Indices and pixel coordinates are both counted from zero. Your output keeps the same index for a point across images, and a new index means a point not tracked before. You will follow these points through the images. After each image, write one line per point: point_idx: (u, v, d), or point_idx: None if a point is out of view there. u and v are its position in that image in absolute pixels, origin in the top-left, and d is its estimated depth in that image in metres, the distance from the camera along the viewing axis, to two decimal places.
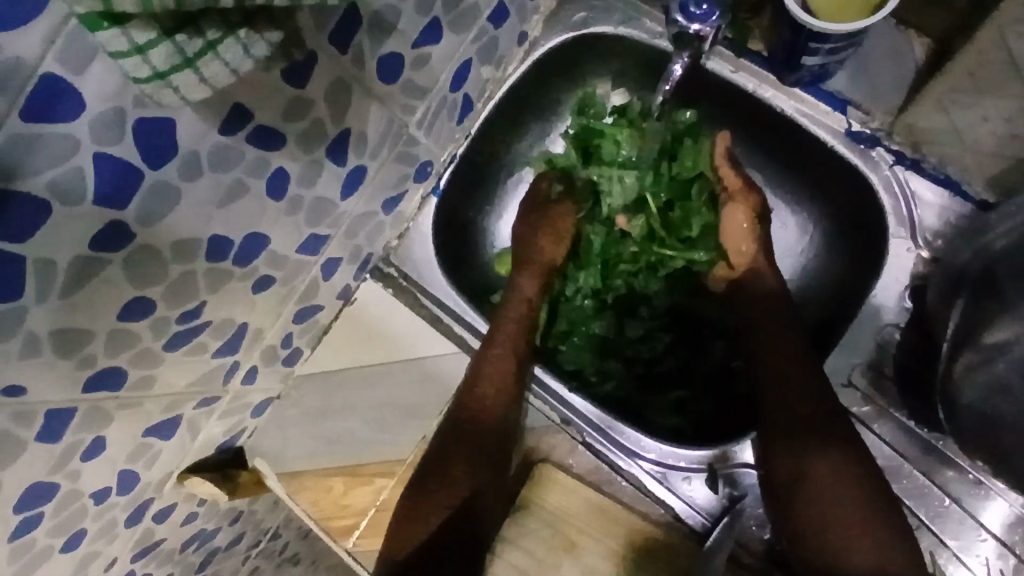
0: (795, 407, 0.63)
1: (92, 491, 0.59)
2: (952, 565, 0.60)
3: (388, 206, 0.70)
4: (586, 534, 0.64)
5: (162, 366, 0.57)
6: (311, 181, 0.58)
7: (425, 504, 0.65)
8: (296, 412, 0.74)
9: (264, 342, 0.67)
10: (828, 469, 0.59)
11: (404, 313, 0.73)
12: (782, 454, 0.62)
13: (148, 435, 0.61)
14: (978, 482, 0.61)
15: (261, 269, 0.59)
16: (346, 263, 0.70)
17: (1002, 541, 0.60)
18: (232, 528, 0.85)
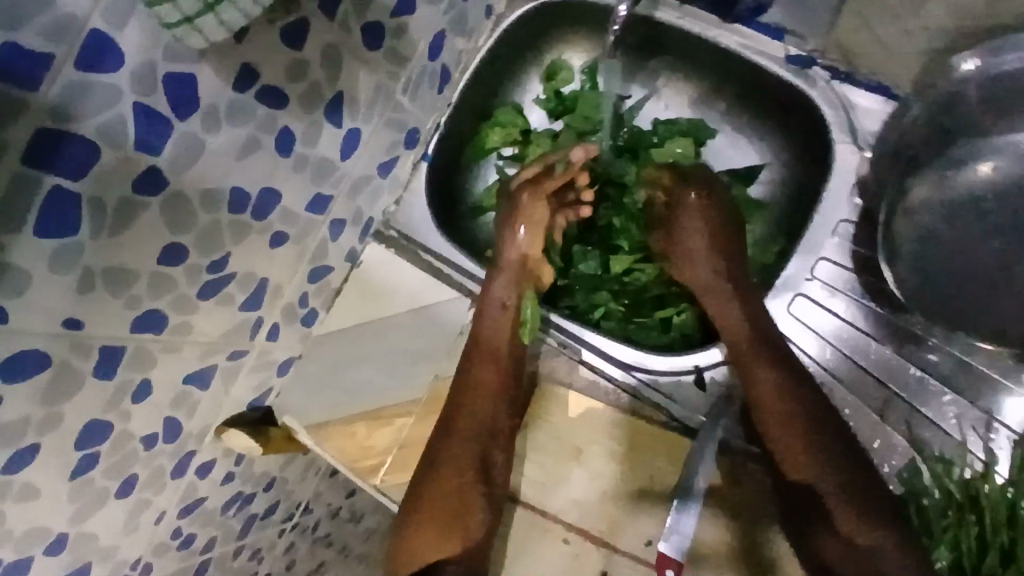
0: (828, 465, 0.63)
1: (141, 435, 0.65)
2: (924, 427, 0.68)
3: (383, 169, 0.77)
4: (590, 442, 0.70)
5: (197, 314, 0.64)
6: (314, 140, 0.66)
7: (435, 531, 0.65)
8: (316, 369, 0.81)
9: (284, 300, 0.73)
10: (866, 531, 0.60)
11: (406, 269, 0.81)
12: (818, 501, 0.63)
13: (186, 382, 0.67)
14: (937, 346, 0.69)
15: (276, 224, 0.67)
16: (351, 226, 0.77)
17: (963, 395, 0.68)
18: (267, 494, 0.91)
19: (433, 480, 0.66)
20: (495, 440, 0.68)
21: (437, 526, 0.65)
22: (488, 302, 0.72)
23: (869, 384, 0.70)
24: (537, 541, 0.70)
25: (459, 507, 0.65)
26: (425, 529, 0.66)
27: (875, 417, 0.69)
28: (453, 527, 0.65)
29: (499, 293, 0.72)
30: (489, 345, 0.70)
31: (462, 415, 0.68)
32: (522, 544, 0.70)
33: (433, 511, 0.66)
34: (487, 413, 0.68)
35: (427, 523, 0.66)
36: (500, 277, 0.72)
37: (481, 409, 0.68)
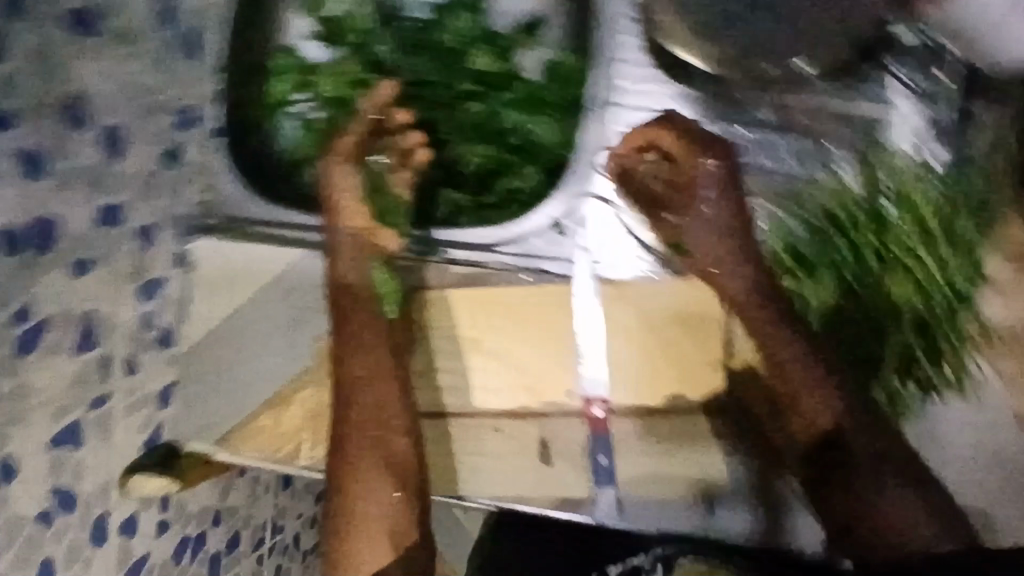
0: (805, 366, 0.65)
1: (34, 515, 0.61)
2: (771, 176, 0.68)
3: (167, 159, 0.73)
4: (478, 326, 0.72)
5: (28, 372, 0.60)
6: (63, 152, 0.61)
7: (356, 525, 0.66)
8: (200, 385, 0.77)
9: (124, 327, 0.70)
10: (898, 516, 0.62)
11: (241, 248, 0.76)
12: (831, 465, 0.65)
13: (57, 446, 0.63)
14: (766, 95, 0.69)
15: (68, 251, 0.62)
16: (162, 229, 0.73)
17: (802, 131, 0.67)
18: (222, 527, 0.88)
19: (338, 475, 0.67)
20: (393, 423, 0.68)
21: (343, 524, 0.66)
22: (340, 285, 0.71)
23: (711, 158, 0.69)
24: (468, 439, 0.71)
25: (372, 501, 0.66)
26: (351, 532, 0.66)
27: (729, 184, 0.68)
28: (373, 522, 0.66)
29: (344, 271, 0.70)
30: (354, 336, 0.69)
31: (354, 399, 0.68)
32: (461, 449, 0.71)
33: (352, 509, 0.66)
34: (376, 397, 0.68)
35: (351, 524, 0.66)
36: (340, 261, 0.70)
37: (371, 397, 0.68)
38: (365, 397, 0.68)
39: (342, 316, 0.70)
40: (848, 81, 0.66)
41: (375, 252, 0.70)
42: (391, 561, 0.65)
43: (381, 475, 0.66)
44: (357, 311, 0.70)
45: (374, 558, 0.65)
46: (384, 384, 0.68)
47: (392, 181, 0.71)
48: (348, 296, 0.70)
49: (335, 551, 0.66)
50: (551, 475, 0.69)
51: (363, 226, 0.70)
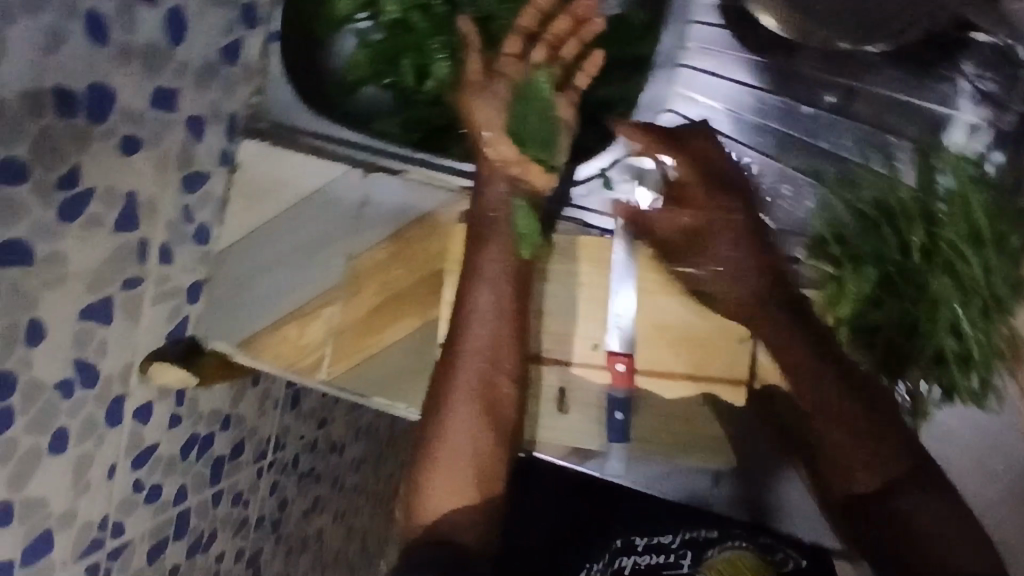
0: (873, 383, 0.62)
1: (54, 383, 0.62)
2: (827, 157, 0.72)
3: (229, 54, 0.72)
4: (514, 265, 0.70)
5: (66, 240, 0.60)
6: (132, 25, 0.60)
7: (438, 463, 0.63)
8: (228, 286, 0.78)
9: (163, 215, 0.69)
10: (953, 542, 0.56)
11: (287, 157, 0.76)
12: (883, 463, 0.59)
13: (85, 320, 0.64)
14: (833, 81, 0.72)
15: (120, 128, 0.62)
16: (213, 125, 0.73)
17: (852, 118, 0.71)
18: (228, 434, 0.89)
19: (441, 410, 0.64)
20: (501, 371, 0.65)
21: (439, 463, 0.63)
22: (486, 216, 0.67)
23: (762, 133, 0.73)
24: None
25: (461, 442, 0.63)
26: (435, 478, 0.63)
27: (771, 160, 0.73)
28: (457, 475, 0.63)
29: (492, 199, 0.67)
30: (480, 275, 0.65)
31: (466, 321, 0.65)
32: None
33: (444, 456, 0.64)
34: (488, 343, 0.64)
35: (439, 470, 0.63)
36: (494, 181, 0.67)
37: (481, 343, 0.64)
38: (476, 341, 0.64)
39: (474, 239, 0.67)
40: (911, 81, 0.70)
41: (526, 190, 0.67)
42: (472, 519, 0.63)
43: (474, 415, 0.64)
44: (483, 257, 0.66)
45: (459, 512, 0.62)
46: (501, 331, 0.65)
47: (555, 102, 0.66)
48: (488, 219, 0.67)
49: (414, 492, 0.64)
50: (559, 422, 0.69)
51: (512, 159, 0.66)
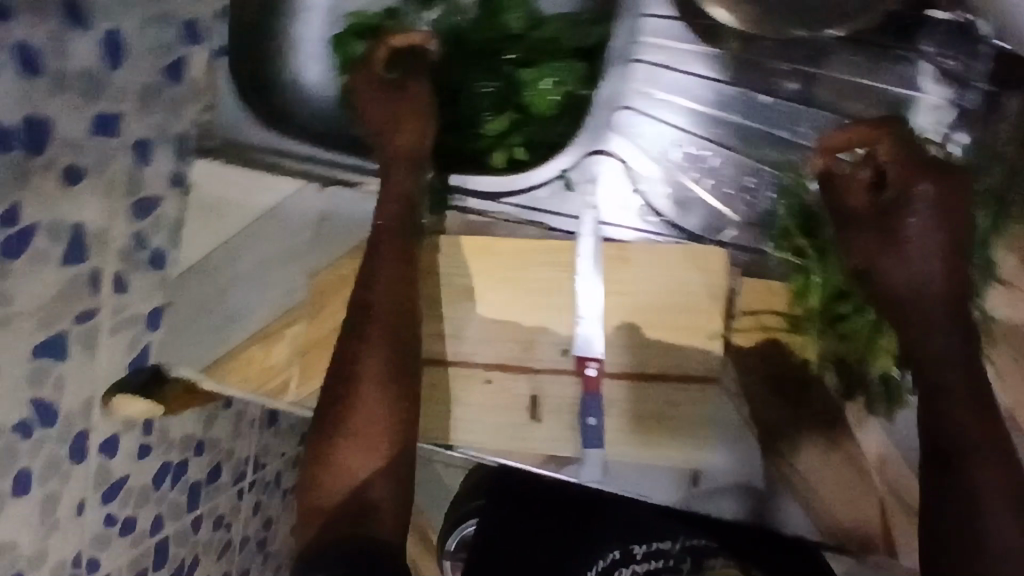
0: (955, 401, 0.51)
1: (11, 426, 0.60)
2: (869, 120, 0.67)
3: (173, 74, 0.70)
4: (481, 275, 0.68)
5: (12, 278, 0.58)
6: (62, 51, 0.58)
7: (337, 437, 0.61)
8: (189, 313, 0.76)
9: (115, 244, 0.68)
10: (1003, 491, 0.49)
11: (240, 175, 0.75)
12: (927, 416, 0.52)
13: (39, 357, 0.62)
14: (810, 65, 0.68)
15: (60, 159, 0.60)
16: (161, 147, 0.71)
17: (859, 90, 0.67)
18: (204, 458, 0.88)
19: (347, 380, 0.62)
20: (371, 361, 0.63)
21: (338, 464, 0.61)
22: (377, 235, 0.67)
23: (739, 126, 0.69)
24: (460, 389, 0.68)
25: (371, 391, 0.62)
26: (327, 468, 0.61)
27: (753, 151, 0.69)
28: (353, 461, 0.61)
29: (398, 176, 0.68)
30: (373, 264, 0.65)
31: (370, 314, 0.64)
32: (440, 398, 0.69)
33: (340, 419, 0.62)
34: (392, 363, 0.63)
35: (319, 482, 0.60)
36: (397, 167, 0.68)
37: (384, 362, 0.63)
38: (371, 359, 0.63)
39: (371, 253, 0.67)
40: (880, 62, 0.67)
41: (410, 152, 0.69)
42: (393, 495, 0.60)
43: (383, 387, 0.62)
44: (374, 311, 0.64)
45: (379, 484, 0.60)
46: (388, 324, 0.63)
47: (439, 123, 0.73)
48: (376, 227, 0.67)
49: (319, 474, 0.61)
50: (535, 433, 0.67)
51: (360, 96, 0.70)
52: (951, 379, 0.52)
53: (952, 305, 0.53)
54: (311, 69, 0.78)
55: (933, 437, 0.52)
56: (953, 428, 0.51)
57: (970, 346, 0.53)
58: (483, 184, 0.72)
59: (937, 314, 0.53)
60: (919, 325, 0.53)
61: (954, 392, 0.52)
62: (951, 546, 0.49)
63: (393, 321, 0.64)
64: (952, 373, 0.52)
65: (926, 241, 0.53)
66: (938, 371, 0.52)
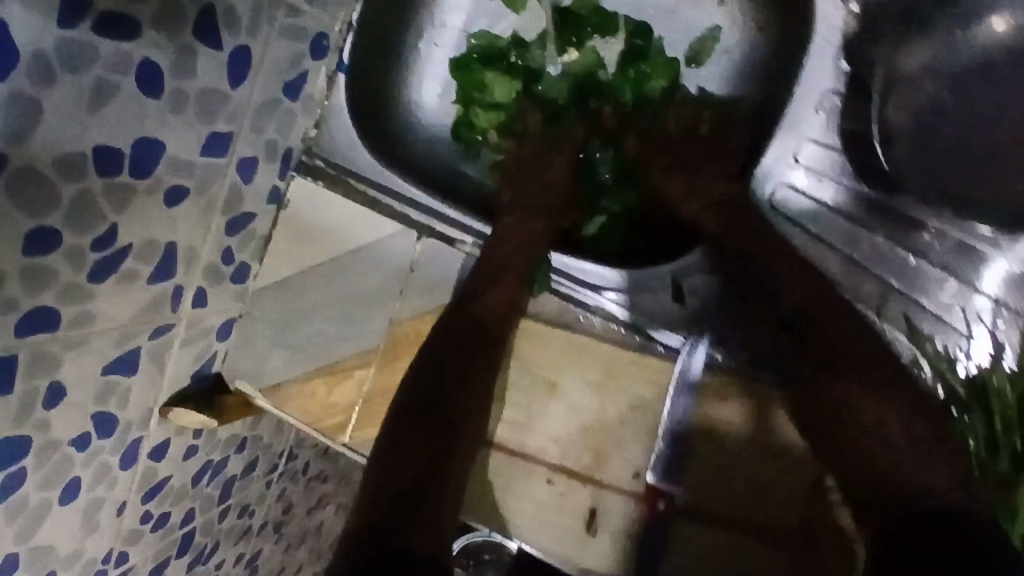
0: (872, 425, 0.56)
1: (70, 439, 0.59)
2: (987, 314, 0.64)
3: (292, 90, 0.66)
4: (565, 372, 0.65)
5: (97, 300, 0.55)
6: (188, 72, 0.53)
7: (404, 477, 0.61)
8: (263, 329, 0.73)
9: (202, 260, 0.65)
10: (909, 437, 0.55)
11: (338, 204, 0.72)
12: (837, 451, 0.57)
13: (109, 373, 0.60)
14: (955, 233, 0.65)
15: (166, 179, 0.56)
16: (265, 163, 0.67)
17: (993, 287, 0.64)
18: (243, 455, 0.88)
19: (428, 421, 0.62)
20: (451, 386, 0.63)
21: (397, 510, 0.60)
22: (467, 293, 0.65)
23: (866, 277, 0.66)
24: (519, 482, 0.66)
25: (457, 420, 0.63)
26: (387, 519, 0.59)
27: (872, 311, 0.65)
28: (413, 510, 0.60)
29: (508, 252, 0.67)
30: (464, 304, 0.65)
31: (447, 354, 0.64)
32: (496, 484, 0.66)
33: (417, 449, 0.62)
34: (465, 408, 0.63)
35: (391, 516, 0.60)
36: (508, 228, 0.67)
37: (465, 399, 0.63)
38: (456, 390, 0.63)
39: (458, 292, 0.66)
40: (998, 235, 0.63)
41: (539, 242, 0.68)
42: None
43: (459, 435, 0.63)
44: (465, 342, 0.64)
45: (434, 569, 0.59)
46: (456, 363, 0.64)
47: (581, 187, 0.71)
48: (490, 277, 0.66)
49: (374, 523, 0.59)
50: (589, 548, 0.65)
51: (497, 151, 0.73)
52: (892, 451, 0.55)
53: (872, 382, 0.57)
54: (428, 90, 0.78)
55: (891, 441, 0.55)
56: (894, 455, 0.54)
57: (908, 424, 0.56)
58: (574, 267, 0.70)
59: (909, 467, 0.54)
60: (868, 442, 0.56)
61: (869, 407, 0.56)
62: (891, 507, 0.53)
63: (461, 365, 0.64)
64: (902, 446, 0.55)
65: (855, 392, 0.57)
66: (845, 405, 0.57)
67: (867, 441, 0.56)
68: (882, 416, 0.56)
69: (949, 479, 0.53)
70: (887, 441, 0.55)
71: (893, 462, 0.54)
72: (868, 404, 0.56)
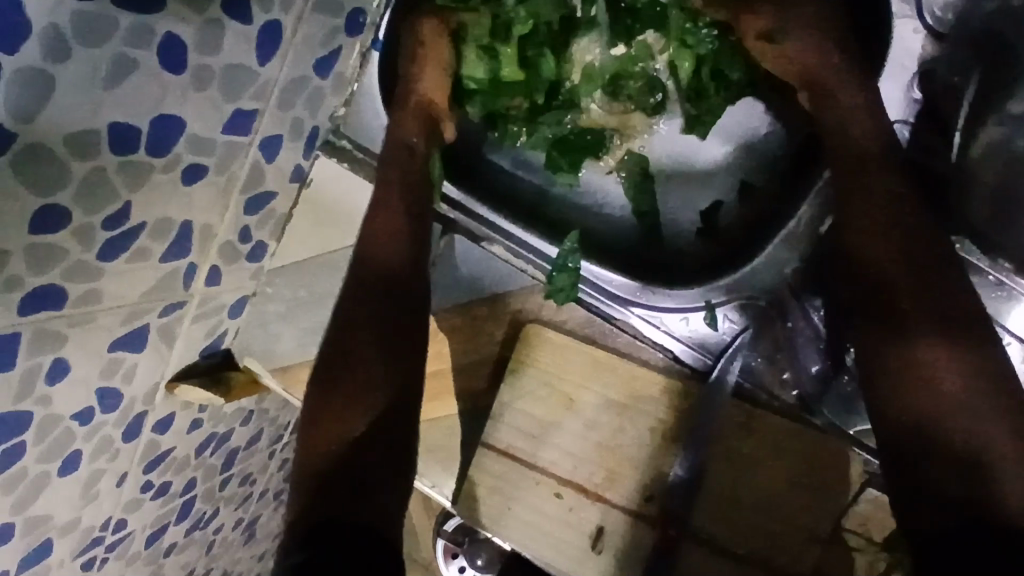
0: (936, 380, 0.49)
1: (72, 413, 0.57)
2: None
3: (323, 67, 0.63)
4: (583, 386, 0.63)
5: (106, 277, 0.53)
6: (212, 47, 0.50)
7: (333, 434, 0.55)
8: (278, 308, 0.71)
9: (218, 239, 0.62)
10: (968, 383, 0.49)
11: (362, 189, 0.69)
12: (895, 408, 0.51)
13: (115, 350, 0.58)
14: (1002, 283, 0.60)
15: (185, 156, 0.53)
16: (289, 141, 0.64)
17: None
18: (248, 427, 0.87)
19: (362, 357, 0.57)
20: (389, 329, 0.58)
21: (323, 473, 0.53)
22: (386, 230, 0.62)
23: None
24: (525, 496, 0.64)
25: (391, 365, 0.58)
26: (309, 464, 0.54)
27: None
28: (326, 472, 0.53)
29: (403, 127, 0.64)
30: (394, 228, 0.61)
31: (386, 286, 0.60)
32: (501, 491, 0.64)
33: (331, 399, 0.56)
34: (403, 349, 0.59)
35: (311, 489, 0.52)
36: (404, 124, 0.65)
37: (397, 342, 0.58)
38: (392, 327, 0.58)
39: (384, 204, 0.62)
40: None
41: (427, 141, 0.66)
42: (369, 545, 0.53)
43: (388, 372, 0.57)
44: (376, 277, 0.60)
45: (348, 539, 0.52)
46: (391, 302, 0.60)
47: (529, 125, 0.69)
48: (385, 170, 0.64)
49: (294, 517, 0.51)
50: None
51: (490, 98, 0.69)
52: (950, 404, 0.49)
53: (943, 343, 0.51)
54: None
55: (945, 397, 0.49)
56: (967, 430, 0.48)
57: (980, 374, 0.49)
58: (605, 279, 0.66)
59: (977, 415, 0.48)
60: (935, 400, 0.49)
61: (937, 360, 0.50)
62: (958, 480, 0.47)
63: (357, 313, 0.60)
64: (959, 399, 0.49)
65: (917, 348, 0.51)
66: (924, 364, 0.50)
67: (943, 392, 0.49)
68: (947, 370, 0.50)
69: (1007, 436, 0.48)
70: (947, 385, 0.49)
71: (960, 414, 0.49)
72: (928, 366, 0.50)
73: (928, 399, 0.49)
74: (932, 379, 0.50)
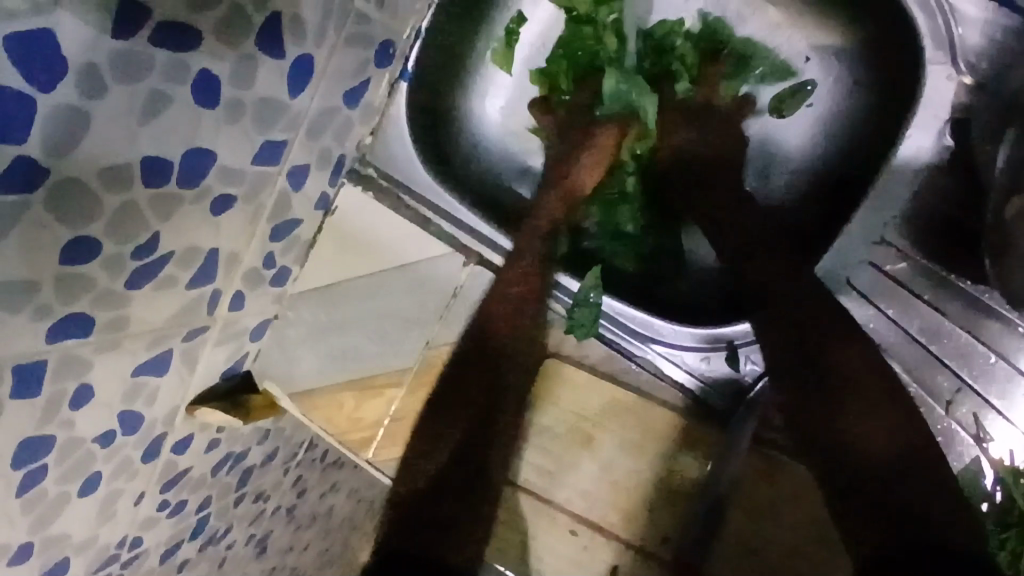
0: (857, 397, 0.57)
1: (93, 436, 0.57)
2: None
3: (351, 98, 0.64)
4: (602, 424, 0.63)
5: (133, 303, 0.54)
6: (246, 82, 0.51)
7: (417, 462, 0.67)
8: (298, 332, 0.71)
9: (244, 265, 0.63)
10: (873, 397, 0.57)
11: (388, 218, 0.69)
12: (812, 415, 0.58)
13: (138, 374, 0.58)
14: None
15: (216, 187, 0.54)
16: (316, 169, 0.65)
17: None
18: (263, 447, 0.87)
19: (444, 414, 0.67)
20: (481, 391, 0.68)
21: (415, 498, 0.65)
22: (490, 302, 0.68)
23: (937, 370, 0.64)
24: (542, 532, 0.63)
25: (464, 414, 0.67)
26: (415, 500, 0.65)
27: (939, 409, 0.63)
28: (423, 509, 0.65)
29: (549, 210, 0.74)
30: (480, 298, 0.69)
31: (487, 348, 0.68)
32: (519, 527, 0.64)
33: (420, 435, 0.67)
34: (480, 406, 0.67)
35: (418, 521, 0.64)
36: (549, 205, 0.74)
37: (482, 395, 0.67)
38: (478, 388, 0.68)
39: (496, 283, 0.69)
40: None
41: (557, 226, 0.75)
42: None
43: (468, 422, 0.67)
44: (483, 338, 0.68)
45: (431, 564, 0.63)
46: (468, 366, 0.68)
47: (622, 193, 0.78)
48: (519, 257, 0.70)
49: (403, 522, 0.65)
50: None
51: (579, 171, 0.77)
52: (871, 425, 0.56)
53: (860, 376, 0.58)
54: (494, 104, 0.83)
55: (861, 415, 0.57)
56: (860, 435, 0.56)
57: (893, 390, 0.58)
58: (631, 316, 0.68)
59: (872, 433, 0.56)
60: (852, 421, 0.56)
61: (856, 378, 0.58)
62: (865, 487, 0.54)
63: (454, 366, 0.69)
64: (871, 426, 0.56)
65: (845, 369, 0.58)
66: (852, 384, 0.57)
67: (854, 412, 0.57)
68: (858, 393, 0.57)
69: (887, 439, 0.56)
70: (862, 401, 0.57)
71: (848, 436, 0.56)
72: (850, 395, 0.57)
73: (853, 413, 0.57)
74: (860, 403, 0.57)
